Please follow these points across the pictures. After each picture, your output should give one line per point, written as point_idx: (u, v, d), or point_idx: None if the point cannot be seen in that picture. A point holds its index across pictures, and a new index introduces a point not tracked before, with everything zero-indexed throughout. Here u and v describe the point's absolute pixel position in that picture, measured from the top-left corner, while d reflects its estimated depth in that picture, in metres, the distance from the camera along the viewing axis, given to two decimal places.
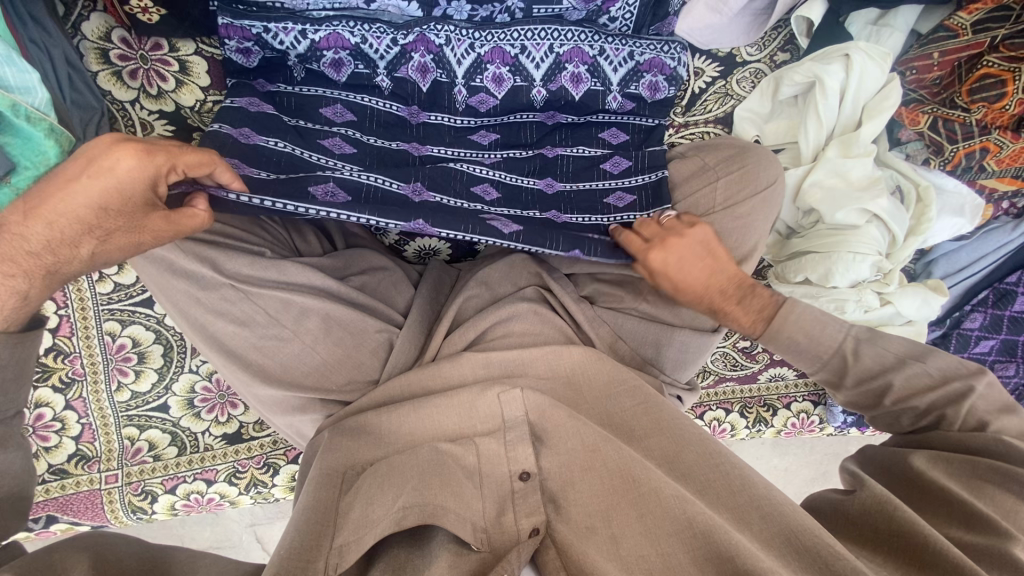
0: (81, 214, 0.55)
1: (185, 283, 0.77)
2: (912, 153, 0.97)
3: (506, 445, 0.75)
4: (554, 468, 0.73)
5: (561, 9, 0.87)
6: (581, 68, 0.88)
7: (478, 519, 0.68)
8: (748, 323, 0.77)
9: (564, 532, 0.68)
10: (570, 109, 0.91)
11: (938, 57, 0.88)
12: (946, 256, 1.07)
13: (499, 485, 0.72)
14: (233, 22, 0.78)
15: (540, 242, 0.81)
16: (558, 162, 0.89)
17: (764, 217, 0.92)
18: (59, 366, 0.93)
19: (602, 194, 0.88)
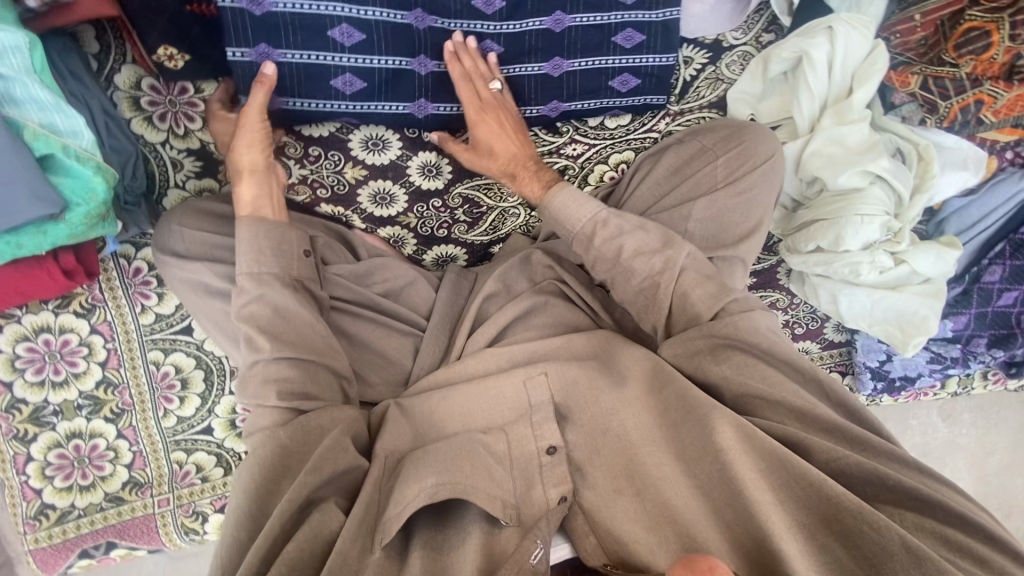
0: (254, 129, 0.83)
1: (221, 302, 0.82)
2: (907, 114, 0.97)
3: (532, 426, 0.78)
4: (580, 444, 0.78)
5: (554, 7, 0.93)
6: (572, 61, 0.95)
7: (506, 496, 0.72)
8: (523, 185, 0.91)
9: (591, 499, 0.74)
10: (571, 96, 0.98)
11: (920, 18, 0.91)
12: (957, 213, 1.07)
13: (527, 457, 0.77)
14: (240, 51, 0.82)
15: (521, 11, 0.91)
16: (564, 82, 0.96)
17: (765, 192, 0.95)
18: (109, 398, 0.98)
19: (608, 47, 0.95)
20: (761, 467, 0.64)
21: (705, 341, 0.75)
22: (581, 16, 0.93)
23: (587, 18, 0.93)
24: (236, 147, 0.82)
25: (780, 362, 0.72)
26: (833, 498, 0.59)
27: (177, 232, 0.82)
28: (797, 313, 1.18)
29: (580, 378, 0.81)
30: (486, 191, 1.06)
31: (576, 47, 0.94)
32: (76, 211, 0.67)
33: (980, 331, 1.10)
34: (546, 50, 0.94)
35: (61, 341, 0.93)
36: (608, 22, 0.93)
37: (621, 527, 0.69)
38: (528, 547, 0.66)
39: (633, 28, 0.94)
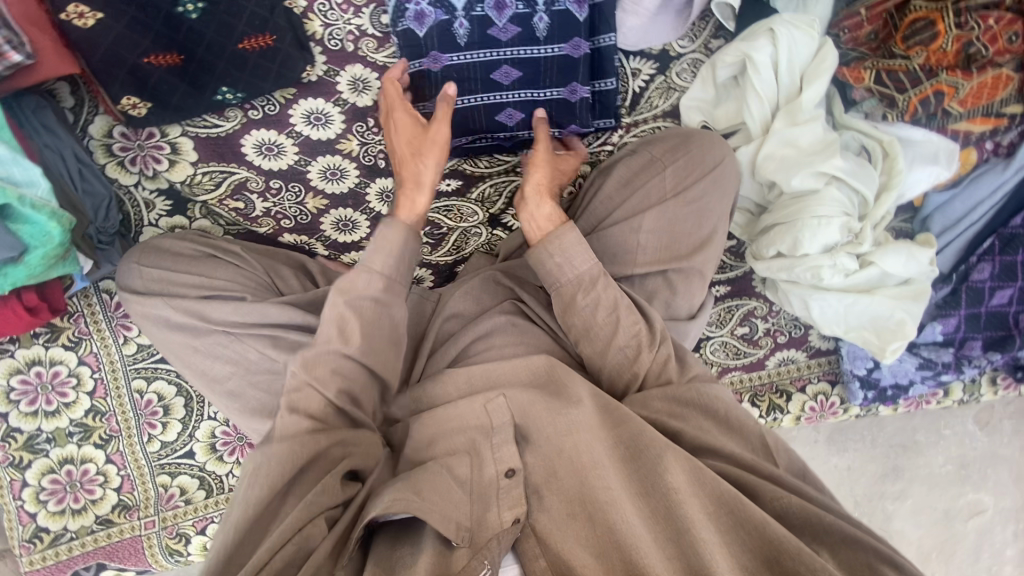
0: (440, 142, 0.86)
1: (181, 333, 0.86)
2: (869, 111, 0.94)
3: (491, 447, 0.75)
4: (538, 469, 0.74)
5: (493, 32, 0.92)
6: (512, 88, 0.96)
7: (462, 518, 0.70)
8: (535, 225, 0.83)
9: (545, 522, 0.71)
10: (518, 122, 1.00)
11: (865, 13, 0.89)
12: (939, 210, 1.02)
13: (484, 485, 0.73)
14: None
15: (456, 45, 0.92)
16: (506, 110, 0.98)
17: (715, 200, 0.91)
18: (98, 425, 1.04)
19: (547, 73, 0.95)
20: (714, 512, 0.66)
21: (663, 402, 0.77)
22: (517, 44, 0.93)
23: (521, 46, 0.93)
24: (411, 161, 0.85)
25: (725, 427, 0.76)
26: (770, 538, 0.63)
27: (133, 270, 0.86)
28: (778, 321, 1.14)
29: (527, 404, 0.78)
30: (446, 213, 1.09)
31: (514, 75, 0.95)
32: (34, 253, 0.73)
33: (974, 333, 1.02)
34: (486, 81, 0.95)
35: (52, 373, 1.01)
36: (543, 49, 0.93)
37: (571, 553, 0.68)
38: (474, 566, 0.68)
39: (570, 51, 0.93)
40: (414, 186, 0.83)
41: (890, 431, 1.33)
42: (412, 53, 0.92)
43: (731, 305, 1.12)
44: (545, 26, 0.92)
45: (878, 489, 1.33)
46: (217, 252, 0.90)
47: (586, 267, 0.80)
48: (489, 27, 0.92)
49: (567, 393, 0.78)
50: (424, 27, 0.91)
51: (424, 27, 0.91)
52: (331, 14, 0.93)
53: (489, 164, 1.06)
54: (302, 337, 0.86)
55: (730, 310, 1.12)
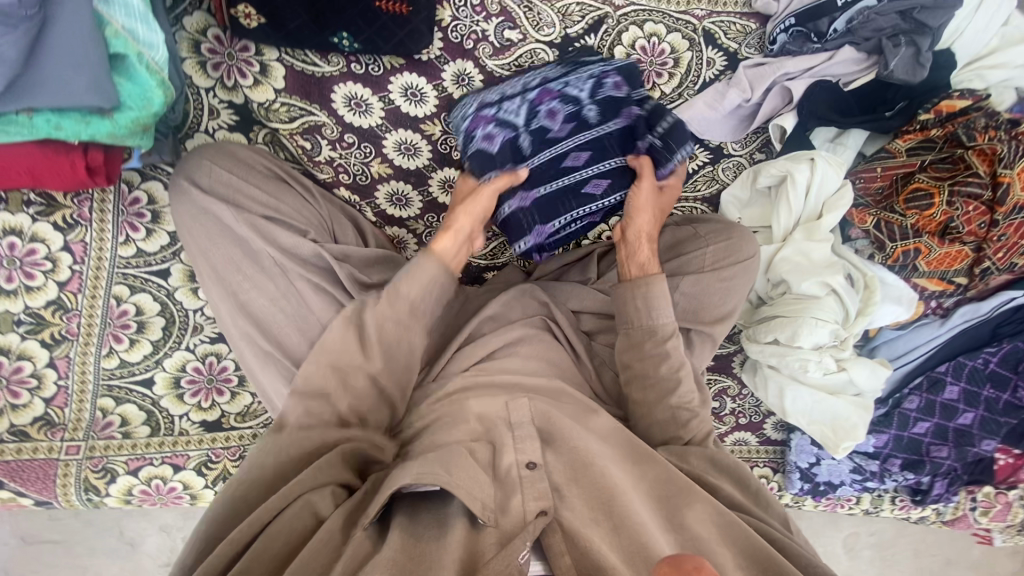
0: (487, 201, 0.93)
1: (233, 247, 0.84)
2: (859, 248, 1.15)
3: (514, 440, 0.79)
4: (559, 467, 0.78)
5: (550, 129, 0.94)
6: (593, 170, 0.94)
7: (486, 498, 0.71)
8: (634, 266, 0.94)
9: (570, 519, 0.71)
10: (609, 192, 0.96)
11: (880, 170, 1.11)
12: (888, 344, 1.25)
13: (506, 479, 0.75)
14: (474, 120, 0.96)
15: (521, 151, 0.93)
16: (594, 186, 0.95)
17: (742, 284, 1.05)
18: (55, 322, 0.91)
19: (612, 142, 0.95)
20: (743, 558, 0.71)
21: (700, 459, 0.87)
22: (577, 133, 0.94)
23: (576, 134, 0.94)
24: (456, 212, 0.91)
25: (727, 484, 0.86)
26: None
27: (206, 167, 0.86)
28: (743, 403, 1.26)
29: (551, 417, 0.84)
30: None
31: (586, 157, 0.94)
32: (126, 113, 0.69)
33: (896, 452, 1.23)
34: (564, 170, 0.94)
35: (27, 249, 0.89)
36: (598, 125, 0.94)
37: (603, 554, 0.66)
38: (518, 545, 0.65)
39: (620, 118, 0.95)
40: (444, 230, 0.90)
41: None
42: (488, 162, 0.93)
43: (712, 379, 1.25)
44: (591, 110, 0.94)
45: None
46: (289, 180, 0.93)
47: (663, 321, 0.91)
48: (546, 133, 0.94)
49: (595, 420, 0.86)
50: (494, 144, 0.93)
51: (495, 144, 0.93)
52: (463, 10, 0.99)
53: None
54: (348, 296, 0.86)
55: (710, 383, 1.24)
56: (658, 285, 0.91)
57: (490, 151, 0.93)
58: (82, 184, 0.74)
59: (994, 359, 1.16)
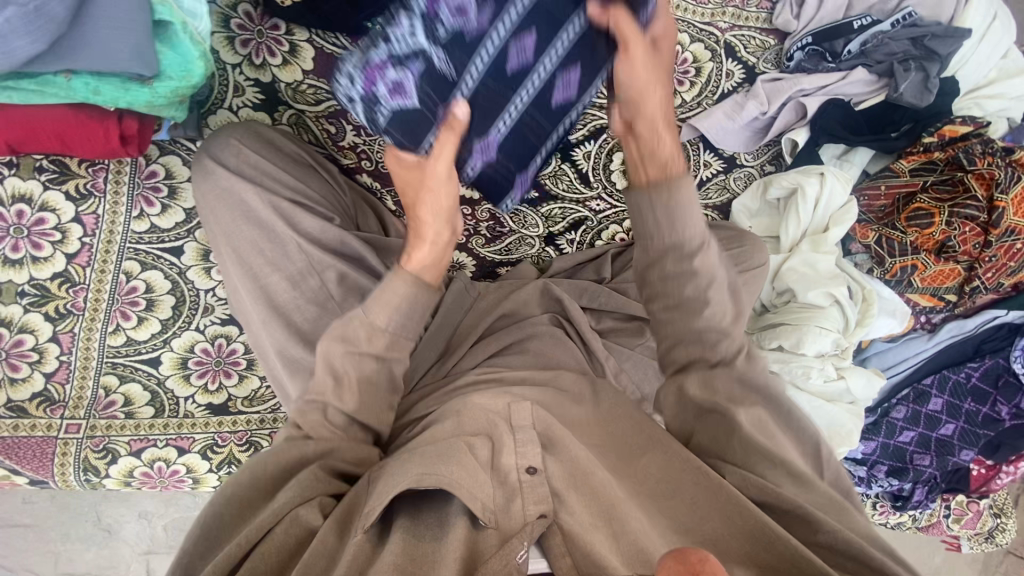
0: (442, 172, 0.71)
1: (255, 230, 0.81)
2: (859, 262, 1.19)
3: (514, 443, 0.71)
4: (559, 473, 0.68)
5: (463, 33, 0.69)
6: (544, 62, 0.75)
7: (486, 499, 0.62)
8: (662, 171, 0.70)
9: (575, 523, 0.62)
10: (580, 78, 0.79)
11: (884, 189, 1.16)
12: (878, 354, 1.28)
13: (506, 481, 0.67)
14: (361, 68, 0.68)
15: (447, 89, 0.71)
16: (551, 78, 0.77)
17: (754, 290, 1.08)
18: (60, 295, 0.88)
19: (552, 23, 0.72)
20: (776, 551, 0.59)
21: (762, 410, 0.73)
22: (499, 32, 0.70)
23: (497, 30, 0.70)
24: (418, 209, 0.71)
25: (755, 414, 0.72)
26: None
27: (233, 147, 0.84)
28: None
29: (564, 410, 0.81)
30: (512, 215, 1.13)
31: (529, 50, 0.73)
32: (166, 83, 0.68)
33: (882, 459, 1.28)
34: (507, 82, 0.75)
35: (35, 218, 0.86)
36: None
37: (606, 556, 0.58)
38: (514, 545, 0.58)
39: None
40: (415, 239, 0.71)
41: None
42: (421, 120, 0.72)
43: None
44: None
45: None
46: (315, 167, 0.91)
47: (693, 231, 0.69)
48: (466, 48, 0.70)
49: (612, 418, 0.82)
50: (410, 95, 0.70)
51: (410, 94, 0.70)
52: None
53: (566, 187, 1.14)
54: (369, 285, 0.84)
55: None
56: (682, 188, 0.69)
57: (415, 113, 0.71)
58: (115, 152, 0.76)
59: (976, 373, 1.23)
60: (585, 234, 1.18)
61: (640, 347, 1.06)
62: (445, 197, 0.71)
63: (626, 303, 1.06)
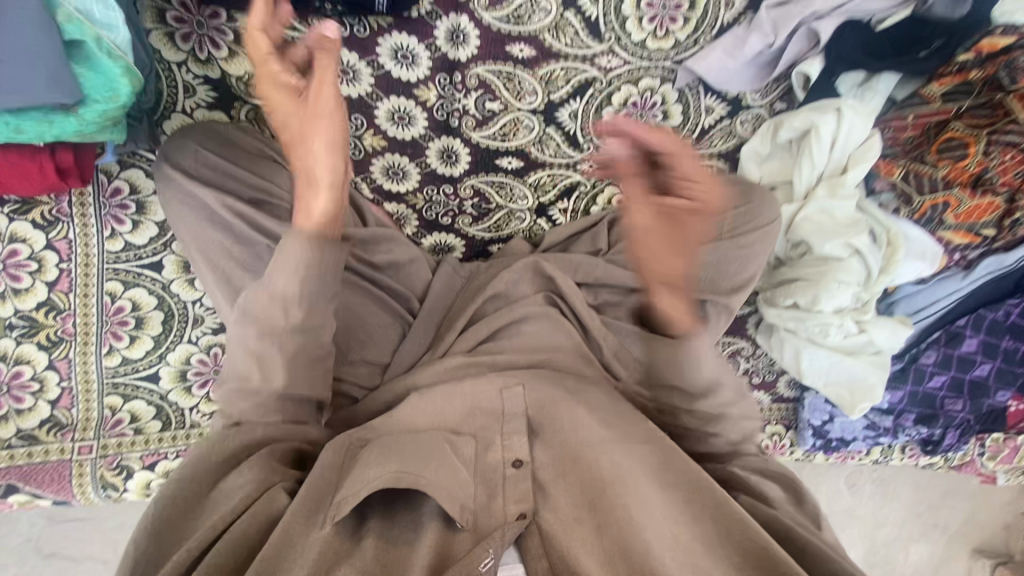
0: (335, 105, 0.68)
1: (221, 234, 0.77)
2: (884, 202, 1.09)
3: (502, 434, 0.75)
4: (546, 462, 0.73)
5: None
6: None
7: (467, 500, 0.66)
8: (676, 313, 0.71)
9: (551, 522, 0.68)
10: None
11: (911, 119, 1.04)
12: (907, 298, 1.19)
13: (490, 477, 0.71)
14: None
15: None
16: None
17: (763, 249, 1.02)
18: (49, 323, 0.88)
19: None
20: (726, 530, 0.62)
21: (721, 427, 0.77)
22: None
23: None
24: (309, 147, 0.66)
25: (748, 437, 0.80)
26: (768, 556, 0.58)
27: (191, 151, 0.80)
28: (757, 363, 1.25)
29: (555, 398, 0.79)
30: (498, 189, 1.06)
31: None
32: (91, 107, 0.66)
33: (911, 407, 1.23)
34: None
35: (9, 251, 0.85)
36: None
37: (579, 561, 0.63)
38: (480, 552, 0.62)
39: None
40: (308, 185, 0.66)
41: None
42: None
43: (726, 341, 1.23)
44: None
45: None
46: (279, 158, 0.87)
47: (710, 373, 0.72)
48: None
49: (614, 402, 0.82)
50: None
51: None
52: None
53: (554, 152, 1.05)
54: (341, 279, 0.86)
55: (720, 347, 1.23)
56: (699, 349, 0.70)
57: None
58: (56, 188, 0.75)
59: (1016, 311, 1.13)
60: (579, 201, 1.10)
61: None
62: (327, 167, 0.66)
63: (624, 275, 1.01)
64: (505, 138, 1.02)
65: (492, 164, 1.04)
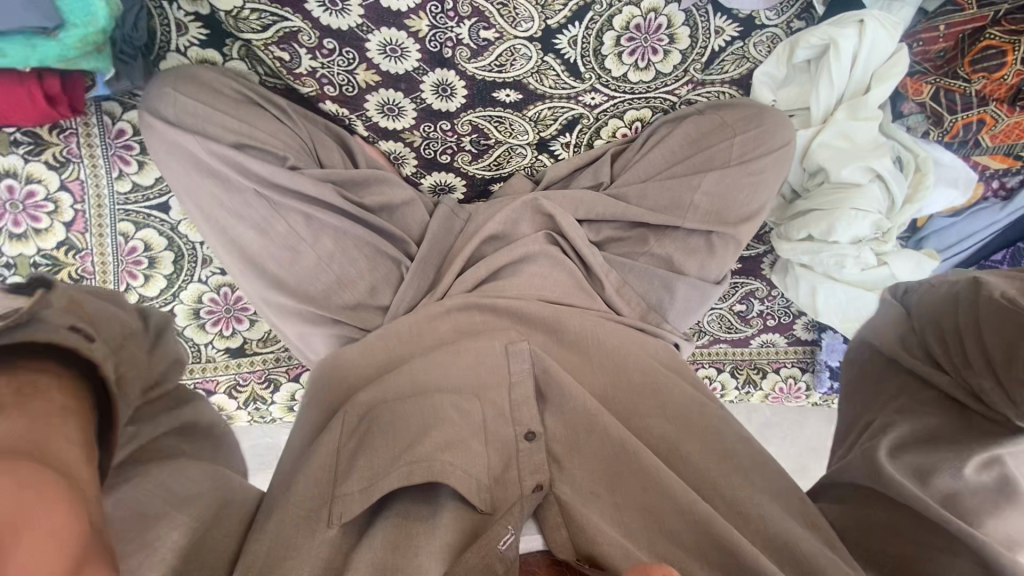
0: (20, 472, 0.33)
1: (211, 182, 0.80)
2: (913, 125, 1.02)
3: (511, 402, 0.75)
4: (559, 430, 0.73)
5: None
6: None
7: (483, 478, 0.66)
8: None
9: (570, 496, 0.67)
10: None
11: (943, 29, 0.93)
12: (937, 233, 1.10)
13: (504, 445, 0.71)
14: None
15: None
16: None
17: (775, 176, 0.99)
18: (70, 262, 0.93)
19: None
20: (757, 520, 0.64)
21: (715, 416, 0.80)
22: None
23: None
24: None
25: (874, 385, 0.75)
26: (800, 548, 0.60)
27: (168, 97, 0.81)
28: (773, 305, 1.20)
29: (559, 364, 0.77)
30: (497, 124, 1.02)
31: None
32: (71, 32, 0.72)
33: None
34: None
35: (26, 192, 0.89)
36: None
37: (601, 531, 0.62)
38: (497, 533, 0.60)
39: None
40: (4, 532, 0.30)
41: (809, 434, 1.39)
42: None
43: (739, 282, 1.18)
44: None
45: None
46: (260, 102, 0.87)
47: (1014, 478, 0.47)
48: None
49: (623, 365, 0.82)
50: None
51: None
52: None
53: (554, 84, 0.99)
54: (338, 224, 0.84)
55: (734, 287, 1.18)
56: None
57: None
58: (49, 116, 0.80)
59: None
60: (582, 134, 1.06)
61: (644, 257, 0.98)
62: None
63: (628, 209, 0.97)
64: (502, 69, 0.97)
65: (489, 97, 0.99)
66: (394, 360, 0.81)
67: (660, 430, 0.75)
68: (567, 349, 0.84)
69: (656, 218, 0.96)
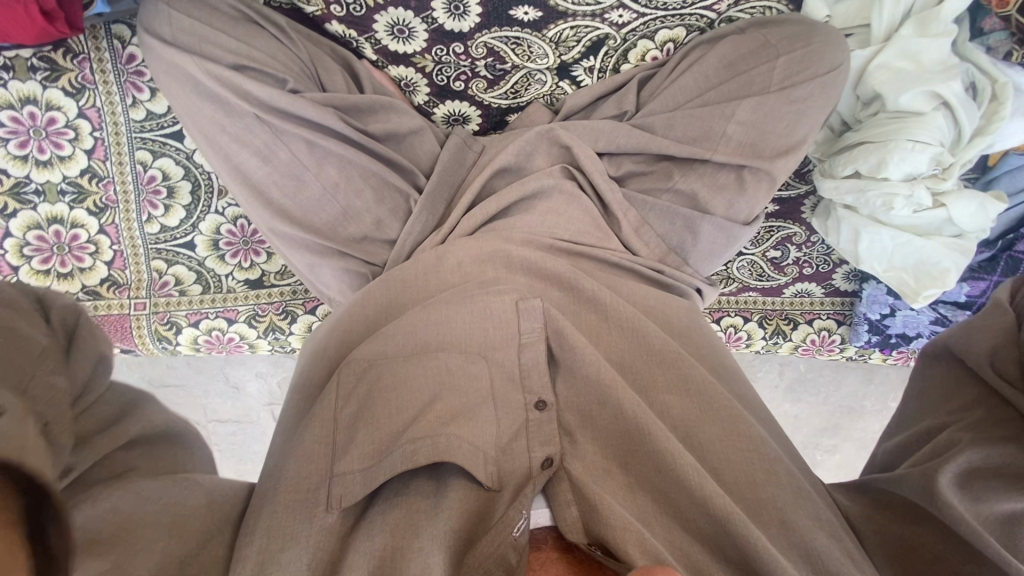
0: None
1: (212, 106, 0.79)
2: (994, 45, 0.88)
3: (519, 368, 0.69)
4: (569, 400, 0.69)
5: None
6: None
7: (490, 452, 0.62)
8: None
9: (579, 471, 0.64)
10: None
11: None
12: (1009, 174, 0.96)
13: (512, 414, 0.66)
14: None
15: None
16: None
17: (822, 103, 0.88)
18: (94, 190, 0.96)
19: None
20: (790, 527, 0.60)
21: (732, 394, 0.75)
22: None
23: None
24: None
25: (947, 391, 0.67)
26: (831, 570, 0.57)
27: (164, 15, 0.79)
28: (811, 252, 1.11)
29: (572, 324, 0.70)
30: (514, 46, 0.95)
31: None
32: None
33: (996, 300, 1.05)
34: None
35: (47, 118, 0.91)
36: None
37: (611, 510, 0.59)
38: (512, 517, 0.59)
39: None
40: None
41: (845, 391, 1.31)
42: None
43: (773, 227, 1.09)
44: None
45: (816, 440, 1.32)
46: (260, 23, 0.84)
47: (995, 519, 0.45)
48: None
49: (647, 336, 0.73)
50: None
51: None
52: None
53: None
54: (340, 151, 0.81)
55: (770, 231, 1.09)
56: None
57: None
58: (47, 33, 0.80)
59: None
60: (607, 58, 0.97)
61: (668, 194, 0.90)
62: None
63: (653, 139, 0.89)
64: None
65: (506, 16, 0.91)
66: (396, 309, 0.76)
67: (677, 408, 0.68)
68: (584, 307, 0.76)
69: (681, 148, 0.87)
